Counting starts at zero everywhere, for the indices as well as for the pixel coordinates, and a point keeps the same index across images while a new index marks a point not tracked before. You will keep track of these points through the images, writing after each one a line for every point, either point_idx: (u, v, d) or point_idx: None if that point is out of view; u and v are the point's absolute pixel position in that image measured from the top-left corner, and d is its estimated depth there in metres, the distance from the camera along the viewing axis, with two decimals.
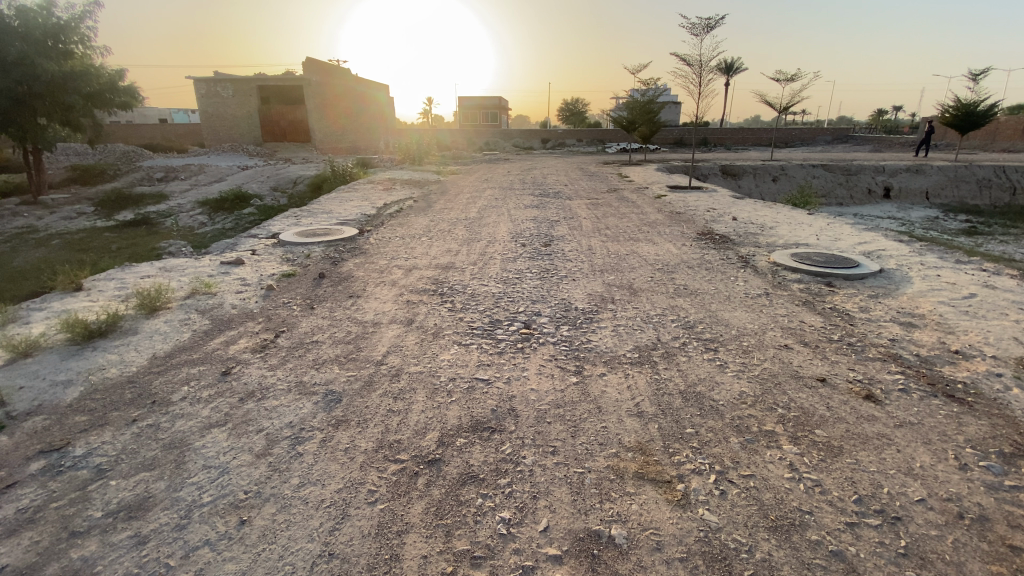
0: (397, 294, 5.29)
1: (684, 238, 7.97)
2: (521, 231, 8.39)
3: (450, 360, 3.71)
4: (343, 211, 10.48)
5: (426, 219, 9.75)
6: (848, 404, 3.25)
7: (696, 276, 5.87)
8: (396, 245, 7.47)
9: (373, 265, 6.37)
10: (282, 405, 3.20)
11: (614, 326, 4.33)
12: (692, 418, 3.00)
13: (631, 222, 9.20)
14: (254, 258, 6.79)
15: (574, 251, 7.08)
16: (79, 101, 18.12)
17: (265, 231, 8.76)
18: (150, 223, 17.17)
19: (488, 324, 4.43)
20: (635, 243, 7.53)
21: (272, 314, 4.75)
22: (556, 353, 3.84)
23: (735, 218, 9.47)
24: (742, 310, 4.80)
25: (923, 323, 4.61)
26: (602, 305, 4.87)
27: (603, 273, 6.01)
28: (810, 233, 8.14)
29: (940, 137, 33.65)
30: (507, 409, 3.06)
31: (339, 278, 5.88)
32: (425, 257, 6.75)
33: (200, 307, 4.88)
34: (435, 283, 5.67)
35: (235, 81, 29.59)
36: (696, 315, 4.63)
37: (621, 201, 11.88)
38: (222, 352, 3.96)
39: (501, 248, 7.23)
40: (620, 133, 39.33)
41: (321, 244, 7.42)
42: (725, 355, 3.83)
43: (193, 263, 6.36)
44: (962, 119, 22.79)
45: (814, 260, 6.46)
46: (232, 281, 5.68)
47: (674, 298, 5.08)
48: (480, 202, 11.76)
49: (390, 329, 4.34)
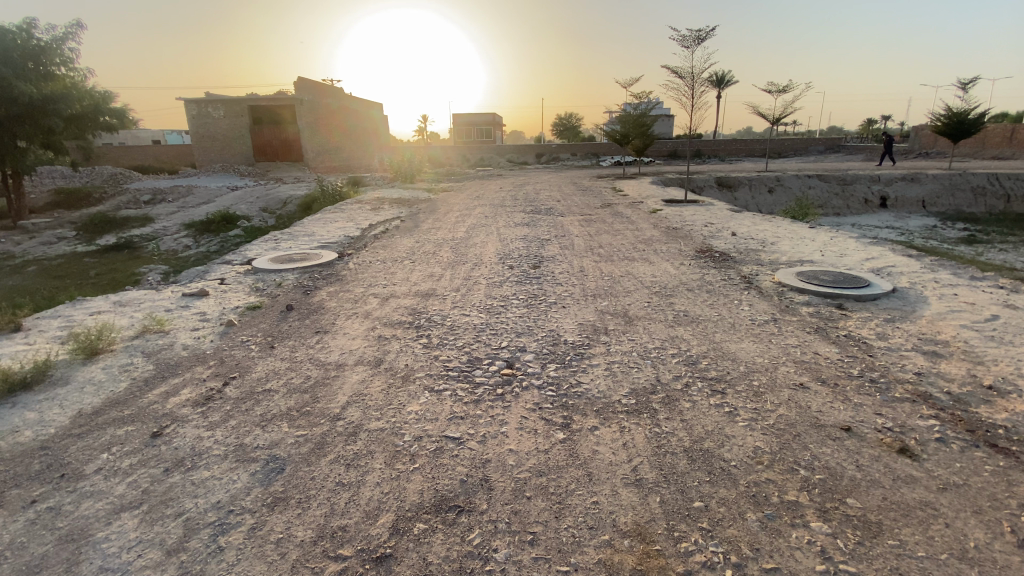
0: (368, 329, 4.78)
1: (681, 256, 7.54)
2: (510, 252, 7.95)
3: (418, 413, 3.20)
4: (326, 233, 10.05)
5: (412, 240, 9.32)
6: (880, 461, 2.76)
7: (695, 300, 5.41)
8: (376, 270, 7.00)
9: (347, 293, 5.89)
10: (212, 478, 2.71)
11: (607, 364, 3.82)
12: (700, 486, 2.51)
13: (625, 240, 8.78)
14: (222, 287, 6.34)
15: (564, 273, 6.63)
16: (60, 123, 17.83)
17: (240, 256, 8.33)
18: (132, 247, 16.71)
19: (465, 364, 3.93)
20: (629, 263, 7.10)
21: (225, 356, 4.26)
22: (540, 400, 3.33)
23: (734, 233, 9.06)
24: (749, 342, 4.32)
25: (949, 352, 4.11)
26: (594, 336, 4.40)
27: (595, 298, 5.54)
28: (814, 248, 7.72)
29: (932, 145, 33.60)
30: (479, 480, 2.56)
31: (308, 309, 5.39)
32: (405, 283, 6.28)
33: (146, 349, 4.40)
34: (411, 313, 5.17)
35: (226, 101, 29.35)
36: (698, 348, 4.16)
37: (615, 217, 11.47)
38: (157, 407, 3.47)
39: (488, 271, 6.77)
40: (614, 146, 39.20)
41: (295, 270, 6.96)
42: (735, 399, 3.35)
43: (152, 296, 5.89)
44: (952, 127, 22.57)
45: (821, 280, 6.01)
46: (190, 317, 5.20)
47: (672, 328, 4.61)
48: (470, 221, 11.34)
49: (355, 372, 3.84)
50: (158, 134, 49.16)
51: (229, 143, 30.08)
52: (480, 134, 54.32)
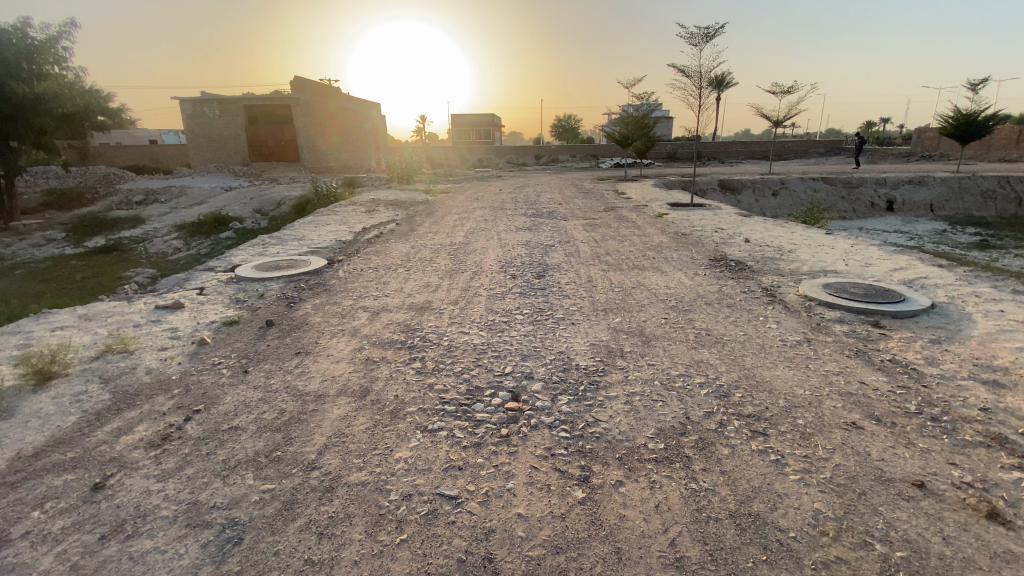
0: (356, 349, 4.27)
1: (694, 264, 7.06)
2: (512, 259, 7.47)
3: (409, 462, 2.71)
4: (317, 237, 9.55)
5: (407, 245, 8.82)
6: (969, 531, 2.27)
7: (716, 316, 4.92)
8: (368, 279, 6.50)
9: (334, 307, 5.37)
10: (154, 551, 2.19)
11: (627, 397, 3.32)
12: (757, 568, 2.02)
13: (632, 246, 8.29)
14: (199, 299, 5.83)
15: (570, 283, 6.13)
16: (51, 123, 17.29)
17: (224, 262, 7.85)
18: (120, 250, 16.16)
19: (463, 395, 3.42)
20: (640, 272, 6.61)
21: (192, 384, 3.73)
22: (552, 443, 2.84)
23: (748, 240, 8.58)
24: (784, 368, 3.82)
25: (1013, 381, 3.62)
26: (609, 360, 3.89)
27: (606, 313, 5.03)
28: (836, 256, 7.25)
29: (935, 147, 33.28)
30: (483, 559, 2.08)
31: (290, 326, 4.88)
32: (398, 295, 5.77)
33: (104, 374, 3.88)
34: (404, 330, 4.65)
35: (222, 101, 28.81)
36: (728, 376, 3.66)
37: (620, 221, 10.99)
38: (104, 450, 2.94)
39: (488, 281, 6.27)
40: (614, 147, 38.76)
41: (279, 279, 6.45)
42: (781, 444, 2.85)
43: (122, 308, 5.38)
44: (962, 129, 22.15)
45: (852, 293, 5.52)
46: (159, 334, 4.68)
47: (697, 350, 4.11)
48: (468, 224, 10.85)
49: (337, 406, 3.34)
50: (155, 133, 48.52)
51: (224, 143, 29.55)
52: (479, 134, 53.86)
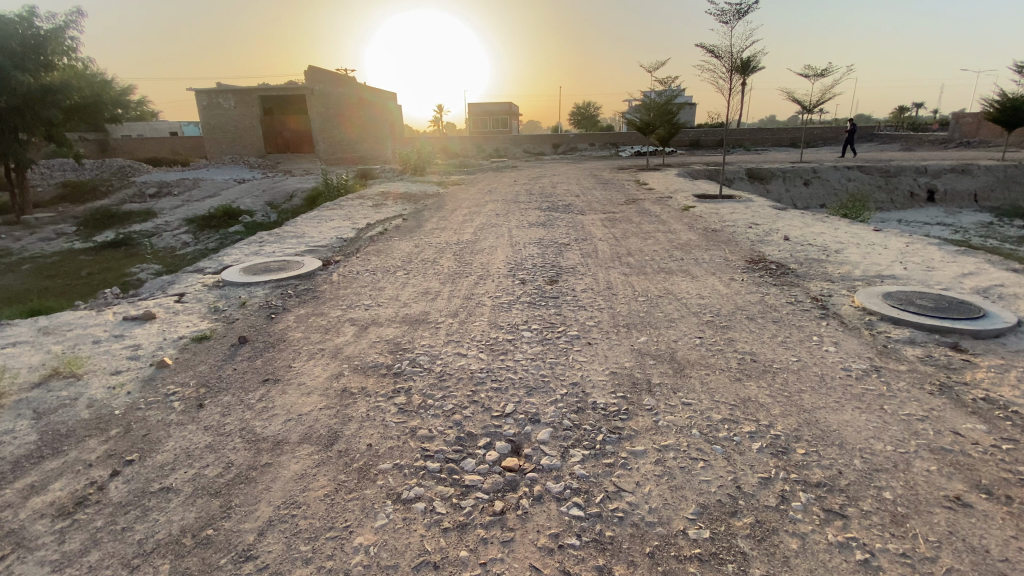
0: (332, 376, 3.60)
1: (728, 267, 6.28)
2: (524, 260, 6.77)
3: (372, 553, 2.06)
4: (317, 234, 8.97)
5: (411, 243, 8.19)
6: None
7: (761, 336, 4.14)
8: (364, 283, 5.88)
9: (319, 319, 4.73)
10: None
11: (660, 457, 2.60)
12: None
13: (656, 245, 7.52)
14: (174, 307, 5.27)
15: (587, 291, 5.41)
16: (59, 114, 17.03)
17: (214, 263, 7.28)
18: (128, 244, 15.90)
19: (451, 446, 2.75)
20: (667, 277, 5.86)
21: (134, 423, 3.16)
22: (560, 528, 2.16)
23: (786, 238, 7.73)
24: (854, 412, 3.08)
25: None
26: (633, 397, 3.18)
27: (629, 330, 4.30)
28: (891, 258, 6.40)
29: (975, 133, 31.38)
30: None
31: (266, 342, 4.26)
32: (393, 304, 5.12)
33: (39, 408, 3.32)
34: (392, 351, 3.97)
35: (236, 92, 28.38)
36: (783, 424, 2.94)
37: (642, 216, 10.19)
38: (4, 520, 2.39)
39: (494, 287, 5.60)
40: (635, 135, 37.43)
41: (266, 283, 5.87)
42: (868, 535, 2.13)
43: (88, 320, 4.86)
44: (1008, 114, 20.47)
45: (921, 306, 4.69)
46: (117, 353, 4.12)
47: (742, 385, 3.36)
48: (478, 220, 10.18)
49: (297, 458, 2.71)
50: (176, 123, 48.74)
51: (239, 135, 29.28)
52: (496, 123, 52.95)
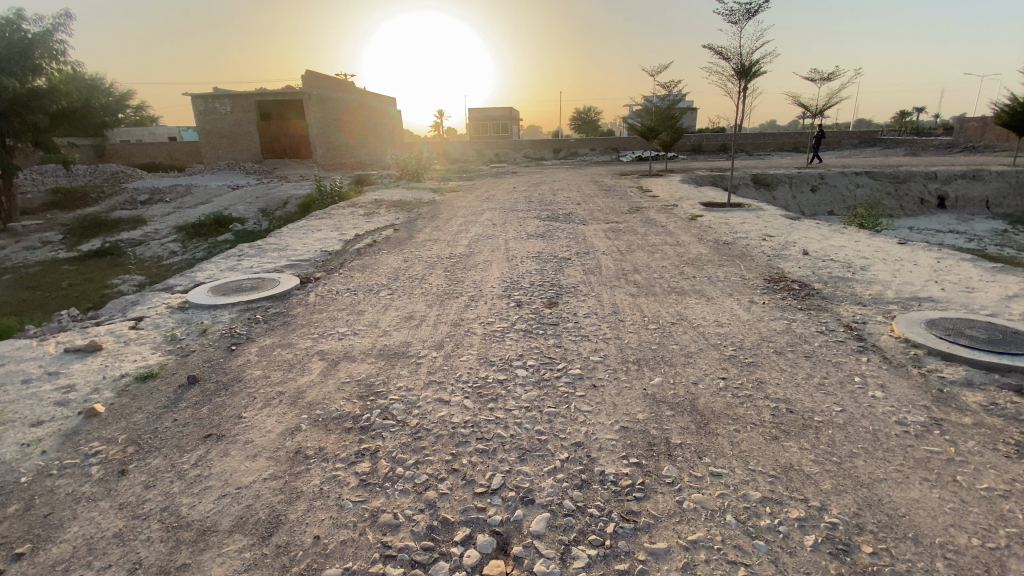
0: (287, 431, 3.00)
1: (746, 286, 5.70)
2: (520, 278, 6.20)
3: None
4: (301, 246, 8.40)
5: (401, 257, 7.62)
6: None
7: (793, 376, 3.56)
8: (343, 306, 5.31)
9: (285, 351, 4.14)
10: None
11: (690, 567, 2.01)
12: None
13: (665, 260, 6.94)
14: (127, 336, 4.68)
15: (590, 316, 4.81)
16: (45, 119, 16.53)
17: (185, 280, 6.70)
18: (114, 253, 15.32)
19: (420, 541, 2.16)
20: (679, 299, 5.28)
21: (37, 497, 2.58)
22: None
23: (805, 252, 7.15)
24: (924, 487, 2.48)
25: None
26: (651, 466, 2.60)
27: (640, 368, 3.70)
28: (924, 277, 5.82)
29: (980, 138, 30.94)
30: None
31: (219, 383, 3.67)
32: (372, 331, 4.55)
33: None
34: (362, 396, 3.36)
35: (233, 97, 27.89)
36: (838, 507, 2.34)
37: (648, 226, 9.62)
38: None
39: (487, 311, 5.03)
40: (636, 140, 36.93)
41: (235, 305, 5.30)
42: None
43: (27, 352, 4.29)
44: (1019, 118, 19.87)
45: (971, 337, 4.09)
46: (46, 396, 3.54)
47: (780, 448, 2.77)
48: (474, 230, 9.64)
49: (224, 558, 2.12)
50: (174, 128, 48.33)
51: (235, 141, 28.77)
52: (497, 128, 52.55)
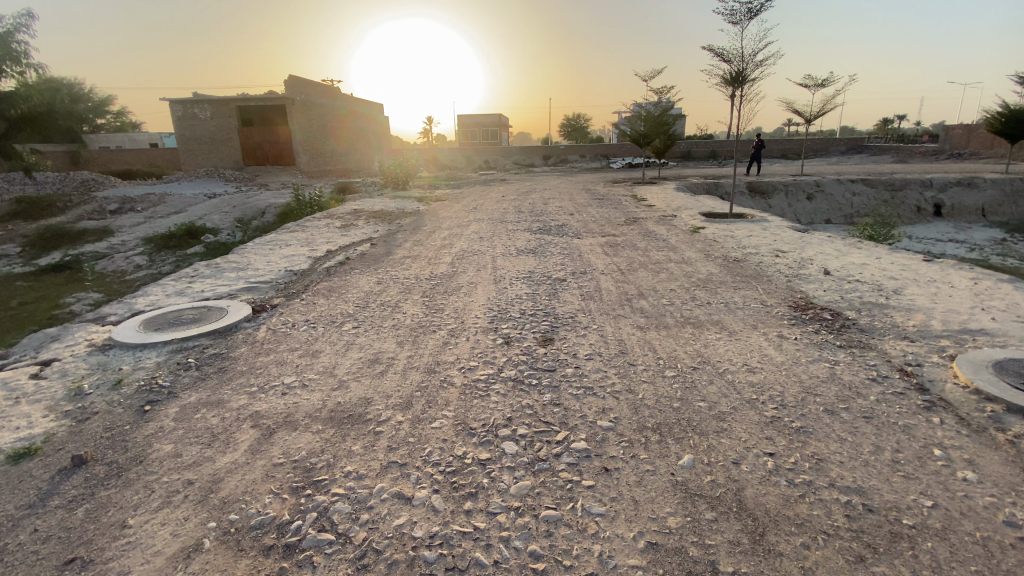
0: (185, 554, 2.14)
1: (770, 316, 4.92)
2: (509, 305, 5.37)
3: None
4: (264, 265, 7.49)
5: (375, 278, 6.78)
6: None
7: (858, 452, 2.76)
8: (296, 345, 4.42)
9: (211, 415, 3.26)
10: None
11: None
12: None
13: (672, 281, 6.16)
14: (21, 387, 3.72)
15: (592, 359, 3.98)
16: None
17: (122, 307, 5.76)
18: (74, 267, 14.23)
19: None
20: (698, 335, 4.47)
21: None
22: None
23: (826, 272, 6.42)
24: None
25: None
26: None
27: (662, 439, 2.87)
28: (966, 302, 5.12)
29: (965, 144, 31.09)
30: None
31: (113, 466, 2.78)
32: (325, 382, 3.69)
33: None
34: (297, 491, 2.50)
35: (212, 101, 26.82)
36: None
37: (647, 239, 8.88)
38: None
39: (469, 351, 4.18)
40: (627, 146, 36.38)
41: (167, 346, 4.40)
42: None
43: None
44: (1009, 125, 19.47)
45: None
46: None
47: None
48: (459, 244, 8.85)
49: None
50: (155, 134, 46.82)
51: (215, 147, 27.70)
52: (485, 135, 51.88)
